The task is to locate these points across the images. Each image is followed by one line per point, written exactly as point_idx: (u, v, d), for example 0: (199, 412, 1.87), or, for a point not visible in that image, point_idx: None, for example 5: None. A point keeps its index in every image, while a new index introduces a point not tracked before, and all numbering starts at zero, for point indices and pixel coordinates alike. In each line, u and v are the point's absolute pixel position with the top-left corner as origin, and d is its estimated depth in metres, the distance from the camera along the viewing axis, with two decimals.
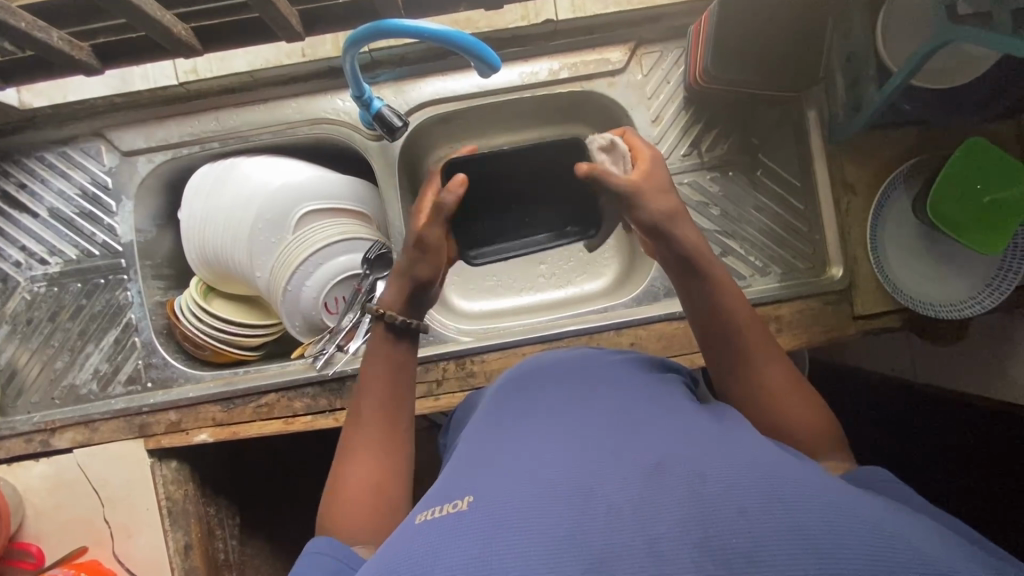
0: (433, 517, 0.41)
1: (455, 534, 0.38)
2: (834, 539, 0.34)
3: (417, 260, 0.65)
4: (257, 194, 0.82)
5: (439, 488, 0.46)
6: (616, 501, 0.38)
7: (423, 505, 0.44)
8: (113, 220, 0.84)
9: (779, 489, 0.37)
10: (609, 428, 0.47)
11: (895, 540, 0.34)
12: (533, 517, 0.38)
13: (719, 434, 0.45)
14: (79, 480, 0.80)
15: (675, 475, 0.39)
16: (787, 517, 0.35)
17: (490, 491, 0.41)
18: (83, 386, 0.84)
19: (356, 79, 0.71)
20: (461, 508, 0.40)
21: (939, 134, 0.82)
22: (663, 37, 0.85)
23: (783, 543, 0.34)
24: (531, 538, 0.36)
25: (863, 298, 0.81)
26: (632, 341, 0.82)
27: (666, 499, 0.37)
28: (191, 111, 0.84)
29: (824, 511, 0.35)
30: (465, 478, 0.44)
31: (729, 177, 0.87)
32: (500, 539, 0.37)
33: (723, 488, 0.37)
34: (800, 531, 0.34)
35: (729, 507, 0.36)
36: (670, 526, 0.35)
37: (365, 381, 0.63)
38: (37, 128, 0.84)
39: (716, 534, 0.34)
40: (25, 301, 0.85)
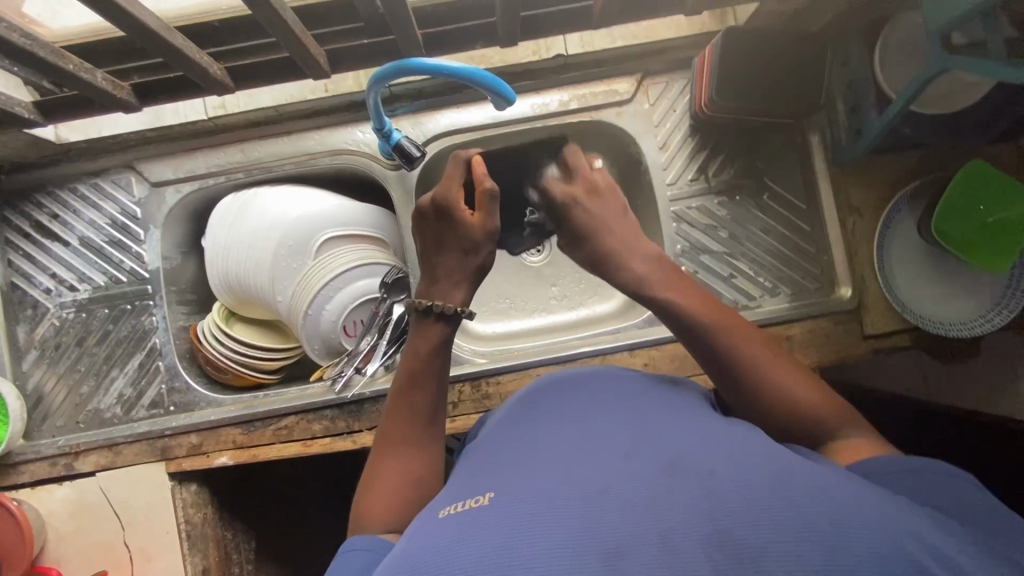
0: (455, 512, 0.42)
1: (476, 526, 0.39)
2: (840, 536, 0.34)
3: (482, 254, 0.67)
4: (279, 221, 0.85)
5: (458, 488, 0.47)
6: (630, 499, 0.39)
7: (444, 502, 0.46)
8: (140, 248, 0.88)
9: (790, 489, 0.38)
10: (625, 433, 0.47)
11: (902, 536, 0.35)
12: (550, 512, 0.39)
13: (730, 434, 0.46)
14: (102, 503, 0.81)
15: (687, 476, 0.40)
16: (794, 513, 0.36)
17: (510, 490, 0.42)
18: (107, 410, 0.85)
19: (378, 113, 0.74)
20: (482, 504, 0.42)
21: (941, 158, 0.84)
22: (668, 68, 0.88)
23: (790, 539, 0.34)
24: (548, 530, 0.38)
25: (873, 318, 0.83)
26: (645, 362, 0.84)
27: (678, 497, 0.38)
28: (217, 143, 0.88)
29: (837, 508, 0.36)
30: (485, 479, 0.46)
31: (736, 201, 0.89)
32: (518, 531, 0.38)
33: (735, 484, 0.38)
34: (808, 524, 0.35)
35: (740, 504, 0.37)
36: (682, 519, 0.36)
37: (405, 376, 0.63)
38: (70, 161, 0.88)
39: (727, 526, 0.36)
40: (54, 326, 0.87)
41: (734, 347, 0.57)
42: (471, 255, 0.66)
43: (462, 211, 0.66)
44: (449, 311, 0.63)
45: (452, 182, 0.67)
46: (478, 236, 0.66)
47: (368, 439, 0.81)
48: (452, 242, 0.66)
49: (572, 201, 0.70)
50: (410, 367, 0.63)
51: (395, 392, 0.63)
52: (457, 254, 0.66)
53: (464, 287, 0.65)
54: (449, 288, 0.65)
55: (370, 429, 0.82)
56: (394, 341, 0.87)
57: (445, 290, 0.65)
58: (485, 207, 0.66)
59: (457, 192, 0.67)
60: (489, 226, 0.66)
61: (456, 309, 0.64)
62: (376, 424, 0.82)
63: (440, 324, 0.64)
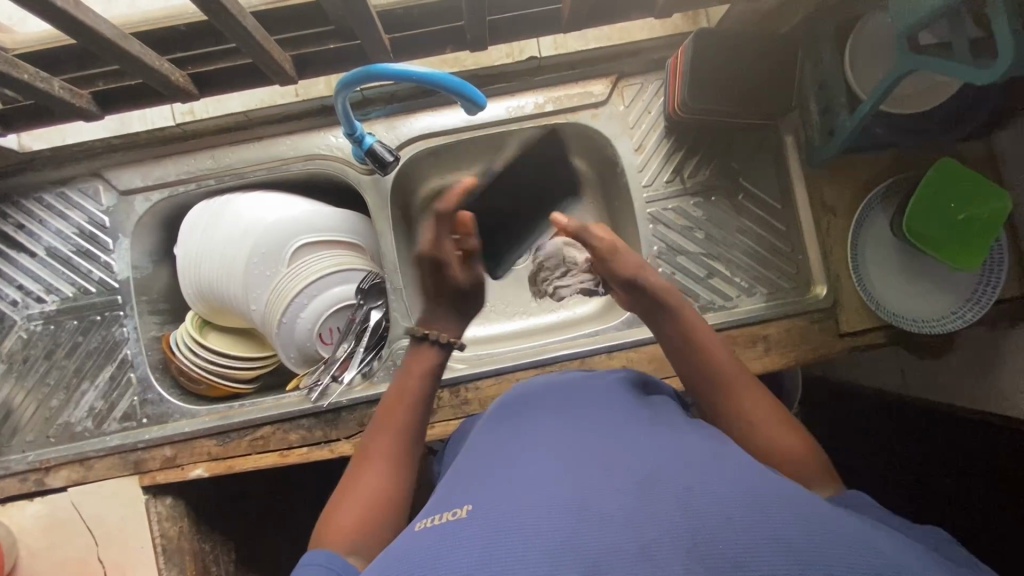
0: (432, 526, 0.42)
1: (454, 540, 0.39)
2: (814, 550, 0.35)
3: (472, 302, 0.68)
4: (252, 228, 0.84)
5: (435, 501, 0.47)
6: (609, 508, 0.39)
7: (421, 515, 0.45)
8: (110, 257, 0.86)
9: (764, 501, 0.38)
10: (605, 444, 0.47)
11: (869, 550, 0.36)
12: (531, 525, 0.38)
13: (705, 448, 0.47)
14: (74, 519, 0.79)
15: (666, 486, 0.40)
16: (770, 526, 0.36)
17: (488, 503, 0.41)
18: (78, 424, 0.84)
19: (348, 118, 0.73)
20: (460, 517, 0.41)
21: (912, 157, 0.85)
22: (643, 70, 0.88)
23: (768, 551, 0.35)
24: (529, 544, 0.37)
25: (848, 316, 0.83)
26: (623, 364, 0.84)
27: (657, 507, 0.38)
28: (188, 150, 0.86)
29: (808, 525, 0.37)
30: (463, 491, 0.45)
31: (712, 202, 0.89)
32: (496, 545, 0.38)
33: (712, 497, 0.39)
34: (784, 538, 0.36)
35: (718, 515, 0.37)
36: (661, 530, 0.36)
37: (391, 396, 0.65)
38: (35, 170, 0.86)
39: (706, 538, 0.36)
40: (21, 339, 0.85)
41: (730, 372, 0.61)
42: (464, 302, 0.68)
43: (452, 270, 0.65)
44: (442, 340, 0.66)
45: (443, 238, 0.64)
46: (474, 274, 0.67)
47: (345, 447, 0.81)
48: (440, 292, 0.66)
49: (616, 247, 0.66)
50: (399, 385, 0.65)
51: (380, 410, 0.64)
52: (449, 301, 0.67)
53: (461, 321, 0.68)
54: (449, 322, 0.67)
55: (348, 437, 0.81)
56: (372, 347, 0.87)
57: (438, 320, 0.67)
58: (471, 263, 0.66)
59: (449, 250, 0.65)
60: (479, 278, 0.67)
61: (448, 339, 0.66)
62: (354, 432, 0.81)
63: (432, 347, 0.66)
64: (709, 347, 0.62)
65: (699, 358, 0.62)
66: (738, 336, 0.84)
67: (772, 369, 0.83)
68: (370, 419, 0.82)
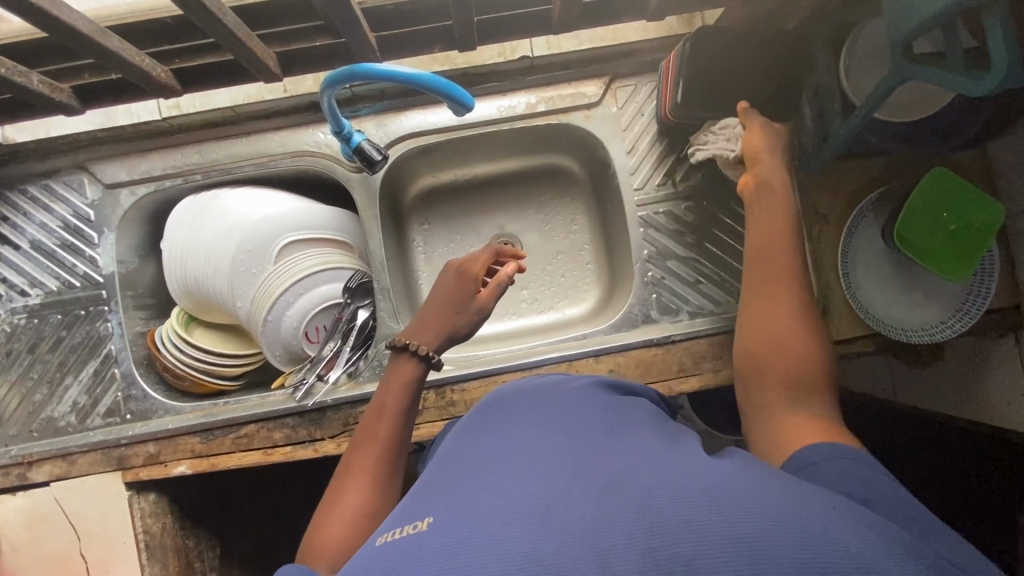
0: (393, 540, 0.41)
1: (411, 555, 0.38)
2: (774, 545, 0.34)
3: (463, 322, 0.70)
4: (238, 225, 0.83)
5: (402, 511, 0.46)
6: (569, 516, 0.38)
7: (384, 527, 0.45)
8: (94, 252, 0.85)
9: (724, 497, 0.38)
10: (574, 450, 0.47)
11: (833, 541, 0.35)
12: (489, 535, 0.38)
13: (673, 447, 0.46)
14: (57, 514, 0.79)
15: (626, 490, 0.39)
16: (729, 526, 0.36)
17: (449, 513, 0.41)
18: (62, 419, 0.83)
19: (334, 115, 0.72)
20: (419, 530, 0.41)
21: (906, 165, 0.84)
22: (637, 71, 0.87)
23: (725, 552, 0.34)
24: (486, 555, 0.37)
25: (837, 324, 0.84)
26: (611, 368, 0.83)
27: (616, 514, 0.38)
28: (174, 144, 0.85)
29: (766, 519, 0.36)
30: (428, 500, 0.45)
31: (703, 206, 0.88)
32: (454, 557, 0.37)
33: (671, 498, 0.38)
34: (740, 538, 0.35)
35: (676, 518, 0.36)
36: (618, 538, 0.36)
37: (376, 410, 0.64)
38: (19, 162, 0.85)
39: (662, 543, 0.35)
40: (5, 333, 0.85)
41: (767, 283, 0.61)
42: (460, 317, 0.70)
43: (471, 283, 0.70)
44: (425, 353, 0.67)
45: (479, 260, 0.73)
46: (486, 305, 0.70)
47: (330, 447, 0.80)
48: (450, 301, 0.70)
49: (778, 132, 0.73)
50: (380, 396, 0.65)
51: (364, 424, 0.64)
52: (449, 311, 0.70)
53: (445, 339, 0.69)
54: (435, 336, 0.69)
55: (333, 437, 0.81)
56: (359, 347, 0.87)
57: (423, 332, 0.69)
58: (498, 286, 0.71)
59: (479, 268, 0.71)
60: (485, 303, 0.71)
61: (428, 351, 0.67)
62: (339, 432, 0.81)
63: (414, 359, 0.67)
64: (780, 276, 0.61)
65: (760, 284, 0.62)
66: (727, 342, 0.83)
67: None
68: (355, 419, 0.81)
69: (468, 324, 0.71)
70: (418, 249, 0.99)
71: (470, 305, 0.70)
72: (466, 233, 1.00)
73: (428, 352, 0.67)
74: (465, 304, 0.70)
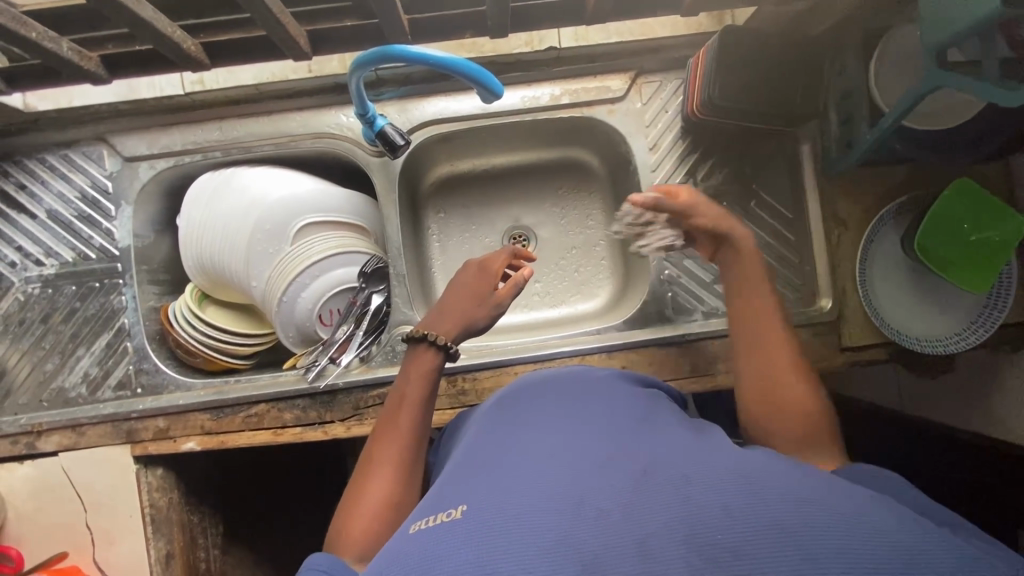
0: (429, 526, 0.42)
1: (451, 541, 0.39)
2: (812, 529, 0.36)
3: (481, 315, 0.70)
4: (256, 204, 0.82)
5: (433, 500, 0.47)
6: (605, 504, 0.39)
7: (416, 516, 0.46)
8: (111, 224, 0.85)
9: (757, 486, 0.39)
10: (602, 439, 0.48)
11: (870, 527, 0.36)
12: (528, 522, 0.39)
13: (699, 441, 0.47)
14: (64, 484, 0.79)
15: (663, 479, 0.40)
16: (766, 513, 0.37)
17: (484, 500, 0.42)
18: (72, 389, 0.83)
19: (361, 97, 0.72)
20: (455, 518, 0.41)
21: (928, 175, 0.84)
22: (663, 67, 0.86)
23: (764, 537, 0.35)
24: (526, 541, 0.38)
25: (851, 330, 0.84)
26: (623, 365, 0.83)
27: (654, 502, 0.39)
28: (195, 120, 0.85)
29: (802, 508, 0.37)
30: (461, 488, 0.45)
31: (723, 207, 0.88)
32: (495, 542, 0.38)
33: (707, 486, 0.39)
34: (780, 524, 0.36)
35: (715, 505, 0.38)
36: (658, 523, 0.37)
37: (396, 399, 0.64)
38: (38, 130, 0.85)
39: (702, 530, 0.36)
40: (18, 301, 0.84)
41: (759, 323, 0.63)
42: (478, 311, 0.70)
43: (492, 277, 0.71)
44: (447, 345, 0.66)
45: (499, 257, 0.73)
46: (506, 298, 0.71)
47: (339, 430, 0.80)
48: (471, 292, 0.71)
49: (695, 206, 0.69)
50: (400, 387, 0.65)
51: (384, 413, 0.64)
52: (470, 302, 0.70)
53: (465, 331, 0.69)
54: (456, 326, 0.69)
55: (342, 420, 0.81)
56: (371, 332, 0.87)
57: (445, 321, 0.69)
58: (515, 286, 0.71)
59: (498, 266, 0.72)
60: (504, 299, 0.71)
61: (451, 342, 0.67)
62: (349, 415, 0.81)
63: (433, 350, 0.66)
64: (770, 319, 0.64)
65: (754, 349, 0.63)
66: None
67: None
68: (365, 404, 0.81)
69: (486, 318, 0.71)
70: (433, 238, 0.98)
71: (489, 299, 0.70)
72: (482, 223, 1.00)
73: (451, 344, 0.67)
74: (486, 297, 0.70)
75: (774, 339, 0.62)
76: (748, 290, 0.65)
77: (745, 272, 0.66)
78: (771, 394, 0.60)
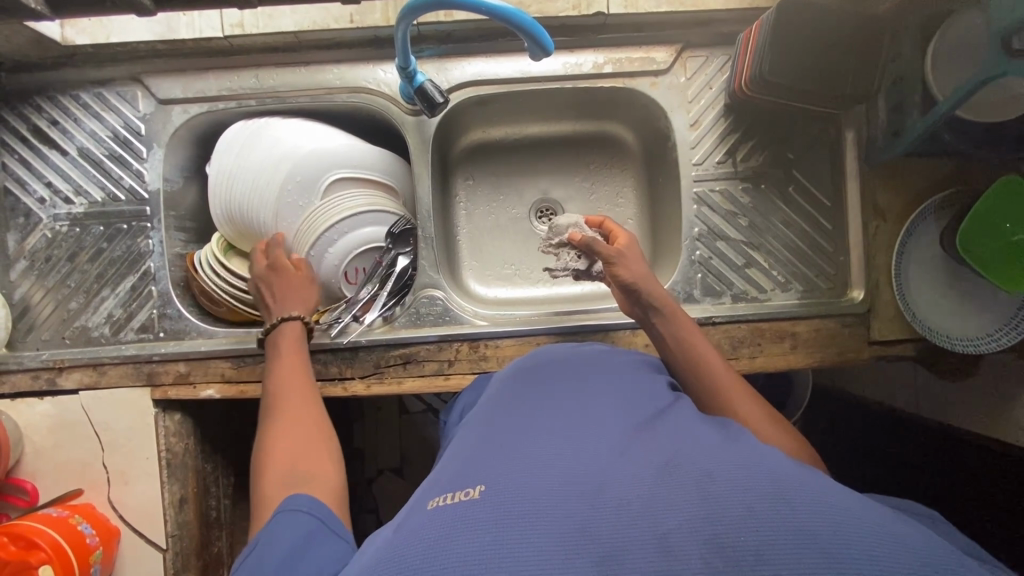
0: (443, 504, 0.41)
1: (466, 522, 0.38)
2: (843, 543, 0.33)
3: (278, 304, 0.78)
4: (288, 155, 0.81)
5: (448, 475, 0.46)
6: (626, 497, 0.38)
7: (434, 492, 0.44)
8: (142, 166, 0.84)
9: (785, 490, 0.37)
10: (628, 427, 0.47)
11: (900, 541, 0.34)
12: (544, 511, 0.38)
13: (727, 436, 0.45)
14: (83, 423, 0.80)
15: (686, 475, 0.39)
16: (793, 519, 0.35)
17: (503, 484, 0.40)
18: (95, 329, 0.83)
19: (405, 49, 0.70)
20: (471, 498, 0.40)
21: (973, 171, 0.82)
22: (710, 42, 0.85)
23: (790, 544, 0.34)
24: (542, 530, 0.36)
25: (881, 324, 0.82)
26: (647, 343, 0.82)
27: (677, 499, 0.37)
28: (232, 66, 0.84)
29: (831, 516, 0.35)
30: (478, 465, 0.44)
31: (760, 190, 0.86)
32: (510, 529, 0.37)
33: (733, 486, 0.38)
34: (806, 530, 0.34)
35: (738, 507, 0.36)
36: (680, 521, 0.36)
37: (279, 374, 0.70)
38: (74, 65, 0.84)
39: (725, 531, 0.35)
40: (45, 238, 0.84)
41: (706, 358, 0.66)
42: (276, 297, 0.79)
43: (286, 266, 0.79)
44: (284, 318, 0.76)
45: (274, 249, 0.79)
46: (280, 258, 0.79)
47: (359, 387, 0.80)
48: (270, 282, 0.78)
49: (617, 257, 0.71)
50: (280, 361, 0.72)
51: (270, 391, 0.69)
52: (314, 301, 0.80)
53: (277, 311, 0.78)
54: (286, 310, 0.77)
55: (362, 377, 0.81)
56: (395, 294, 0.85)
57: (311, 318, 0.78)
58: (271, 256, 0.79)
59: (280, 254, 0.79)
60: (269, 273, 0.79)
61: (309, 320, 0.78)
62: (369, 373, 0.81)
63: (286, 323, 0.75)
64: (714, 358, 0.66)
65: (704, 381, 0.64)
66: (767, 330, 0.82)
67: (794, 368, 0.82)
68: (386, 362, 0.81)
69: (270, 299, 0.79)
70: (459, 204, 0.97)
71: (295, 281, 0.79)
72: (509, 193, 0.98)
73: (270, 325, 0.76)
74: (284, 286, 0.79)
75: (722, 372, 0.64)
76: (687, 346, 0.67)
77: (678, 328, 0.68)
78: (733, 412, 0.61)
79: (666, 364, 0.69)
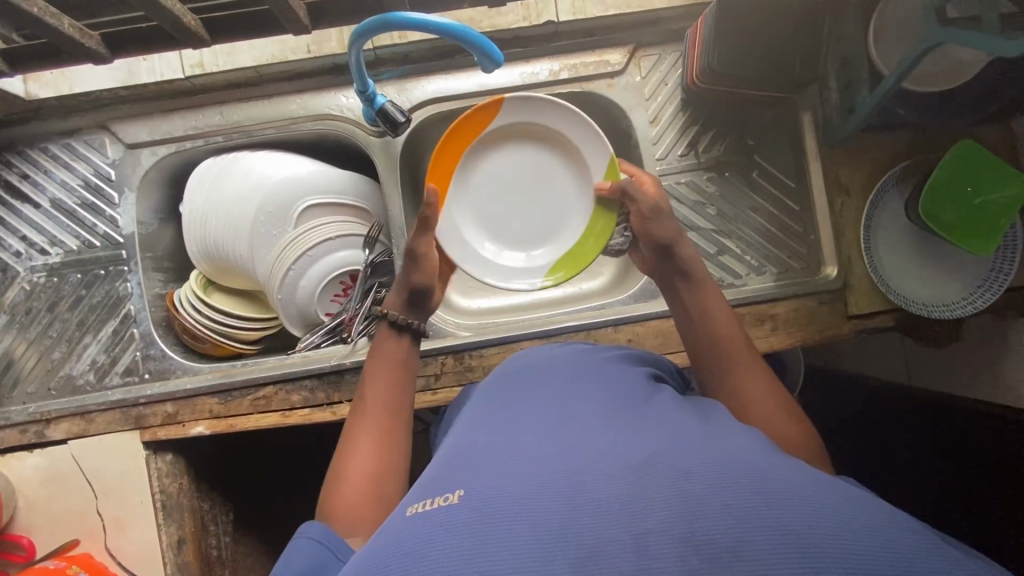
0: (423, 510, 0.41)
1: (444, 530, 0.38)
2: (815, 534, 0.34)
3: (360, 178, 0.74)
4: (260, 185, 0.82)
5: (429, 479, 0.46)
6: (603, 499, 0.38)
7: (414, 497, 0.45)
8: (115, 212, 0.85)
9: (760, 485, 0.38)
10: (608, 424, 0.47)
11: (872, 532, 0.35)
12: (523, 511, 0.38)
13: (702, 428, 0.46)
14: (74, 472, 0.79)
15: (664, 471, 0.39)
16: (771, 515, 0.35)
17: (481, 488, 0.41)
18: (80, 377, 0.83)
19: (360, 72, 0.71)
20: (451, 502, 0.40)
21: (928, 140, 0.84)
22: (660, 41, 0.87)
23: (766, 540, 0.34)
24: (521, 531, 0.37)
25: (857, 297, 0.82)
26: (630, 338, 0.83)
27: (655, 497, 0.37)
28: (196, 105, 0.85)
29: (803, 509, 0.36)
30: (458, 470, 0.44)
31: (725, 178, 0.88)
32: (489, 538, 0.37)
33: (710, 483, 0.38)
34: (782, 527, 0.35)
35: (715, 503, 0.36)
36: (658, 519, 0.36)
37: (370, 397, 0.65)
38: (41, 119, 0.85)
39: (701, 529, 0.35)
40: (24, 291, 0.85)
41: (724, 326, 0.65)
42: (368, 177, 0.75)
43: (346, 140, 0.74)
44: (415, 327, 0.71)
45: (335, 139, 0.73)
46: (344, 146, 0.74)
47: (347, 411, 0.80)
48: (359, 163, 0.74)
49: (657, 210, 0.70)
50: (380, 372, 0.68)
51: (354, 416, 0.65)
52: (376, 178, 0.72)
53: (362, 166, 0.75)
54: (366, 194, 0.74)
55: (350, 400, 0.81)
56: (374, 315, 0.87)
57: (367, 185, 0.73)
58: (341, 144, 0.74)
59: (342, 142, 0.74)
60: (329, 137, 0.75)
61: (408, 322, 0.70)
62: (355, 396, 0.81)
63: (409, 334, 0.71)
64: (730, 322, 0.65)
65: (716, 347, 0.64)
66: (746, 314, 0.83)
67: (777, 348, 0.82)
68: None
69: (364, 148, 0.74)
70: None
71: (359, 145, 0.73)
72: None
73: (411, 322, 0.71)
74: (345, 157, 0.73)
75: (738, 345, 0.63)
76: (704, 312, 0.66)
77: (702, 293, 0.68)
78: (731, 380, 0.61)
79: (681, 328, 0.68)
